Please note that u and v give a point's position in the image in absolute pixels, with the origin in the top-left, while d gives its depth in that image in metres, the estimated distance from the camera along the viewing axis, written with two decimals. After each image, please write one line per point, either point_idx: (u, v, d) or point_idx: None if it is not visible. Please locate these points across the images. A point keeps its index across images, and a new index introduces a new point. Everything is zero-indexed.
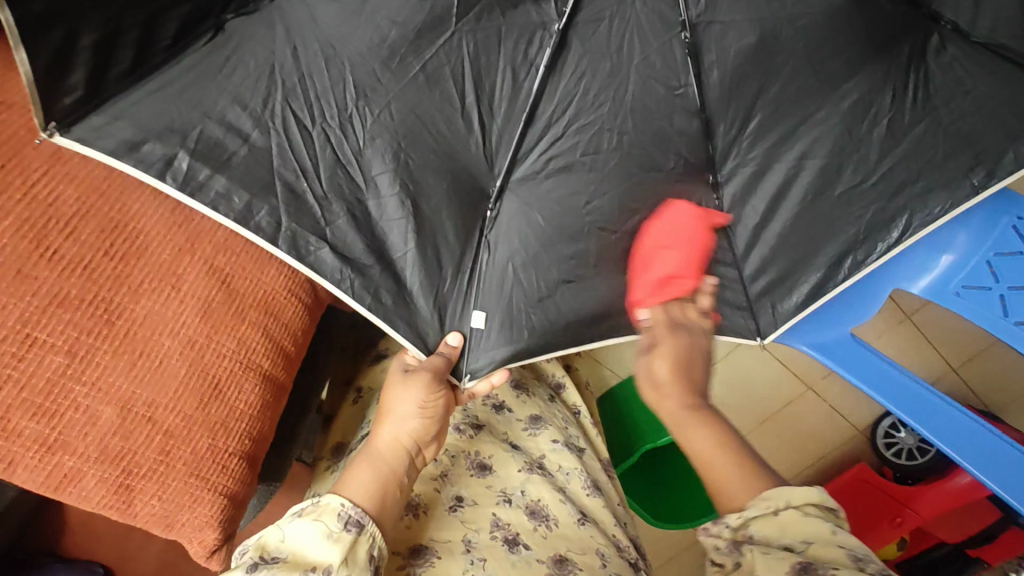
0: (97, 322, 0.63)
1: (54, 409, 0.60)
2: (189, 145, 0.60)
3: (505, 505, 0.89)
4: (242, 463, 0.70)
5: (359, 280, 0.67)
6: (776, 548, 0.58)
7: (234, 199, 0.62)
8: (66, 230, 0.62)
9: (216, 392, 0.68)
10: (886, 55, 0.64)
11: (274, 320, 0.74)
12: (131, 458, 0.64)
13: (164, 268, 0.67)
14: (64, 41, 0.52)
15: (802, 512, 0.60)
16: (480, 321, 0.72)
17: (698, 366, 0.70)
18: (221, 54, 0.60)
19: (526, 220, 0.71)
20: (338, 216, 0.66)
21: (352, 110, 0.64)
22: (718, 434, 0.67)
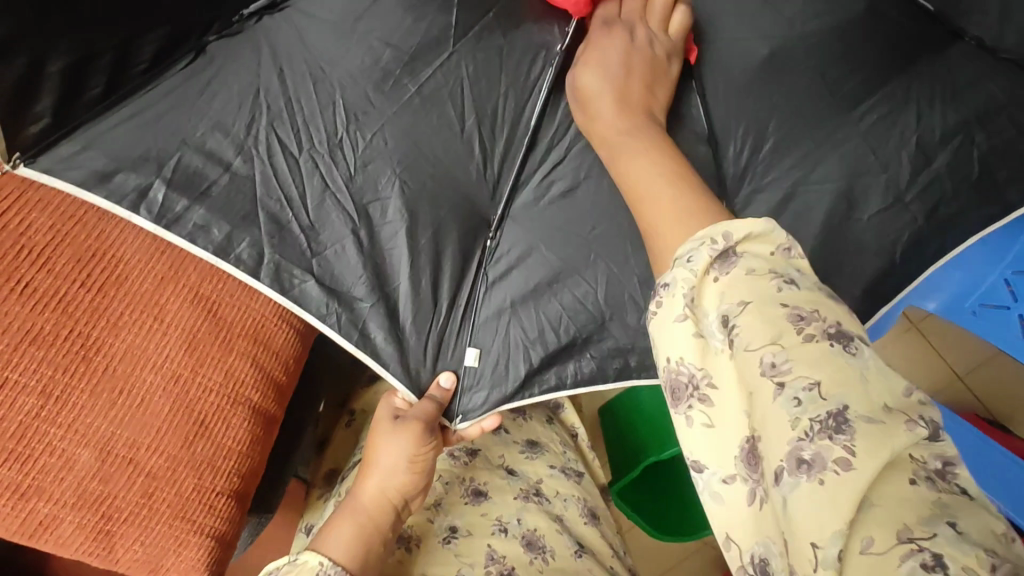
0: (71, 356, 0.57)
1: (27, 454, 0.55)
2: (166, 174, 0.54)
3: (500, 535, 0.83)
4: (232, 503, 0.64)
5: (346, 315, 0.60)
6: (710, 350, 0.41)
7: (212, 231, 0.56)
8: (38, 261, 0.57)
9: (203, 429, 0.62)
10: (901, 74, 0.58)
11: (263, 349, 0.67)
12: (112, 503, 0.58)
13: (144, 296, 0.61)
14: (28, 68, 0.47)
15: (742, 276, 0.41)
16: (475, 359, 0.64)
17: (641, 70, 0.60)
18: (202, 78, 0.56)
19: (530, 252, 0.64)
20: (326, 248, 0.60)
21: (343, 135, 0.59)
22: (659, 160, 0.54)
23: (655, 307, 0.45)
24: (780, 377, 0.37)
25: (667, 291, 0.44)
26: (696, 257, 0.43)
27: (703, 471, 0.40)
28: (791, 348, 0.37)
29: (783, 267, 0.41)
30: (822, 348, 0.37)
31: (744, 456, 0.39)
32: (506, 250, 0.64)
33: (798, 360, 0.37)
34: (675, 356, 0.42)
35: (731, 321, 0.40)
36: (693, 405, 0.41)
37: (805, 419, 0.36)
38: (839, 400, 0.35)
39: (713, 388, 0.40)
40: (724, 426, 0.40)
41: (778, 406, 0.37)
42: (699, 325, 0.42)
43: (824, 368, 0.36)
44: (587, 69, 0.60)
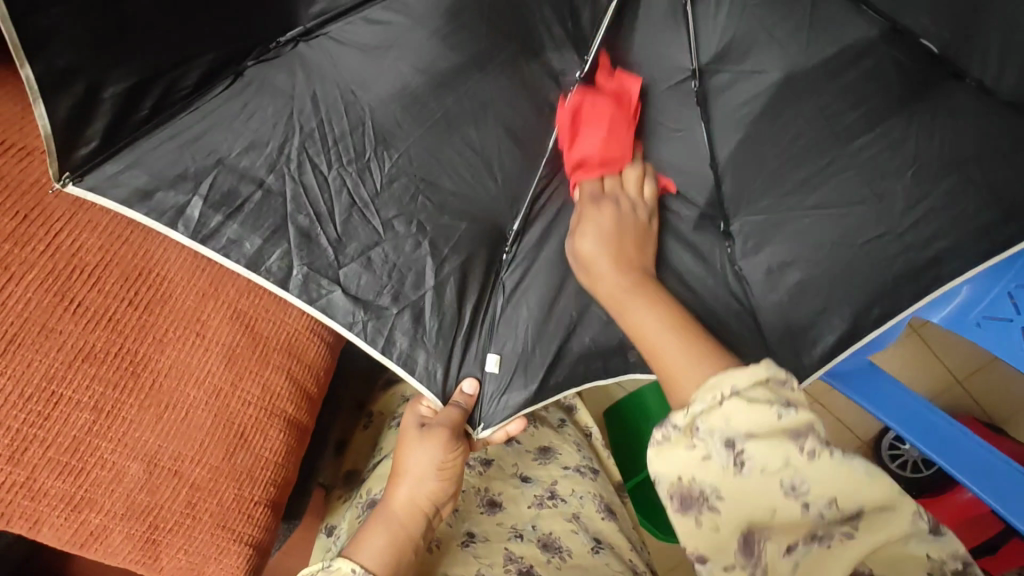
0: (123, 374, 0.65)
1: (79, 466, 0.62)
2: (202, 193, 0.57)
3: (517, 540, 0.87)
4: (267, 510, 0.71)
5: (372, 323, 0.63)
6: (721, 470, 0.48)
7: (245, 244, 0.59)
8: (90, 282, 0.65)
9: (242, 441, 0.69)
10: (905, 110, 0.60)
11: (296, 362, 0.74)
12: (159, 513, 0.65)
13: (188, 315, 0.68)
14: (85, 95, 0.51)
15: (744, 407, 0.48)
16: (495, 365, 0.67)
17: (632, 234, 0.64)
18: (239, 100, 0.58)
19: (545, 260, 0.68)
20: (351, 260, 0.63)
21: (370, 156, 0.62)
22: (660, 313, 0.60)
23: (660, 436, 0.51)
24: (802, 498, 0.46)
25: (677, 429, 0.50)
26: (700, 404, 0.50)
27: (706, 561, 0.49)
28: (804, 469, 0.46)
29: (774, 393, 0.49)
30: (827, 459, 0.46)
31: (741, 547, 0.48)
32: (523, 261, 0.68)
33: (815, 487, 0.46)
34: (687, 473, 0.49)
35: (738, 448, 0.47)
36: (701, 512, 0.49)
37: (826, 520, 0.46)
38: (826, 496, 0.46)
39: (720, 499, 0.48)
40: (726, 527, 0.48)
41: (804, 517, 0.46)
42: (703, 449, 0.48)
43: (830, 482, 0.46)
44: (585, 236, 0.64)
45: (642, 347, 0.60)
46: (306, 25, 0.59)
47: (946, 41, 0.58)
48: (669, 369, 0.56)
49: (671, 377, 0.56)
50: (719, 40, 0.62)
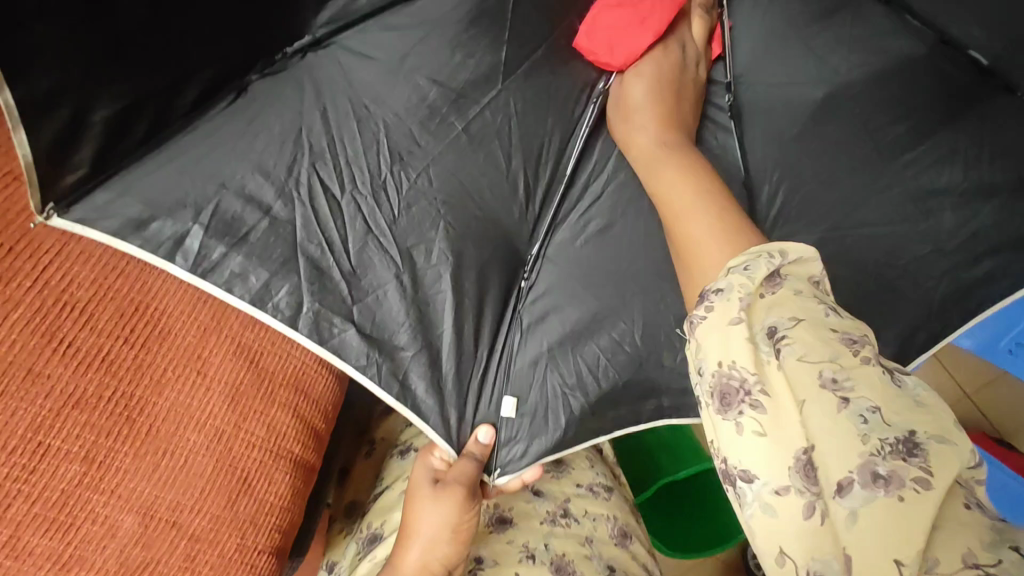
0: (116, 420, 0.58)
1: (68, 522, 0.55)
2: (203, 221, 0.51)
3: (529, 562, 0.81)
4: (272, 561, 0.63)
5: (387, 365, 0.55)
6: (757, 360, 0.38)
7: (250, 278, 0.52)
8: (80, 319, 0.58)
9: (246, 486, 0.62)
10: (952, 122, 0.56)
11: (305, 398, 0.68)
12: (154, 570, 0.57)
13: (188, 351, 0.62)
14: (72, 120, 0.44)
15: (791, 295, 0.40)
16: (512, 409, 0.60)
17: (688, 90, 0.63)
18: (244, 118, 0.53)
19: (567, 291, 0.62)
20: (366, 294, 0.56)
21: (386, 176, 0.57)
22: (695, 178, 0.54)
23: (701, 310, 0.42)
24: (843, 393, 0.36)
25: (721, 296, 0.41)
26: (750, 270, 0.42)
27: (753, 481, 0.37)
28: (852, 367, 0.36)
29: (822, 298, 0.40)
30: (875, 373, 0.36)
31: (801, 468, 0.35)
32: (545, 289, 0.62)
33: (858, 385, 0.36)
34: (727, 361, 0.39)
35: (780, 334, 0.38)
36: (744, 412, 0.38)
37: (874, 438, 0.34)
38: (905, 426, 0.34)
39: (765, 393, 0.37)
40: (776, 435, 0.36)
41: (842, 418, 0.35)
42: (742, 335, 0.39)
43: (886, 394, 0.35)
44: (631, 83, 0.62)
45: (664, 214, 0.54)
46: (315, 34, 0.56)
47: (997, 54, 0.56)
48: (686, 235, 0.50)
49: (682, 237, 0.51)
50: (747, 47, 0.63)
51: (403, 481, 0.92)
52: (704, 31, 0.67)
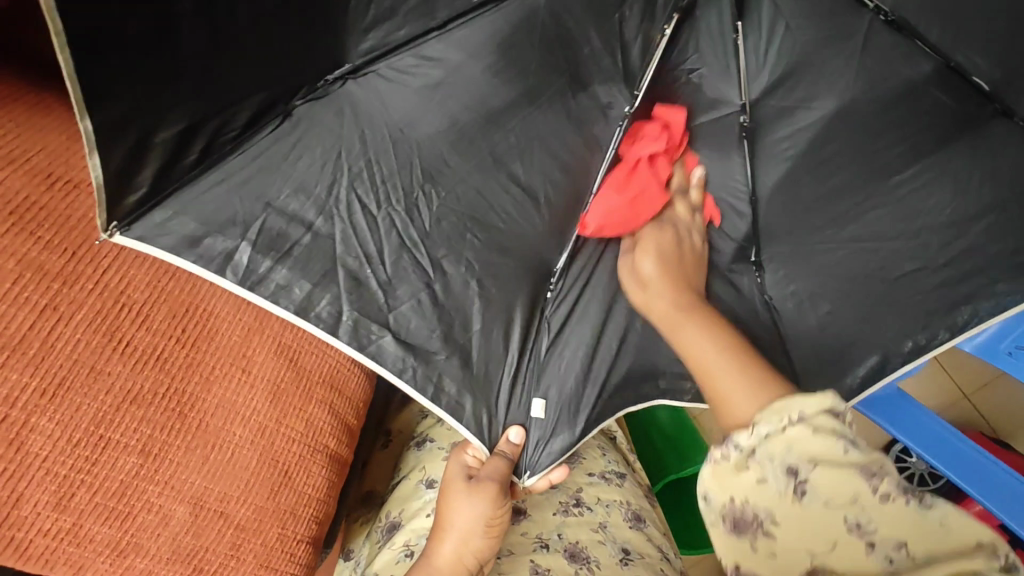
0: (169, 415, 0.63)
1: (126, 511, 0.60)
2: (251, 237, 0.55)
3: (543, 551, 0.86)
4: (309, 549, 0.69)
5: (421, 368, 0.61)
6: (779, 497, 0.43)
7: (293, 289, 0.57)
8: (138, 320, 0.63)
9: (286, 479, 0.68)
10: (943, 149, 0.58)
11: (339, 395, 0.73)
12: (203, 555, 0.63)
13: (234, 351, 0.67)
14: (138, 143, 0.48)
15: (807, 434, 0.43)
16: (541, 411, 0.65)
17: (688, 258, 0.65)
18: (289, 140, 0.56)
19: (588, 300, 0.68)
20: (401, 303, 0.61)
21: (418, 195, 0.61)
22: (714, 332, 0.58)
23: (717, 454, 0.47)
24: (869, 536, 0.41)
25: (739, 449, 0.46)
26: (766, 427, 0.45)
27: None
28: (872, 509, 0.41)
29: (842, 428, 0.44)
30: (903, 508, 0.41)
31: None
32: (568, 301, 0.67)
33: (881, 525, 0.41)
34: (738, 496, 0.45)
35: (801, 476, 0.42)
36: (758, 537, 0.44)
37: (897, 570, 0.40)
38: (896, 536, 0.40)
39: (776, 526, 0.43)
40: (784, 558, 0.43)
41: (869, 558, 0.41)
42: (760, 470, 0.44)
43: (897, 523, 0.41)
44: (642, 258, 0.64)
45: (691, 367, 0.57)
46: (354, 63, 0.56)
47: (997, 80, 0.54)
48: (721, 392, 0.53)
49: (720, 397, 0.53)
50: (766, 73, 0.60)
51: (419, 472, 0.96)
52: (689, 209, 0.67)
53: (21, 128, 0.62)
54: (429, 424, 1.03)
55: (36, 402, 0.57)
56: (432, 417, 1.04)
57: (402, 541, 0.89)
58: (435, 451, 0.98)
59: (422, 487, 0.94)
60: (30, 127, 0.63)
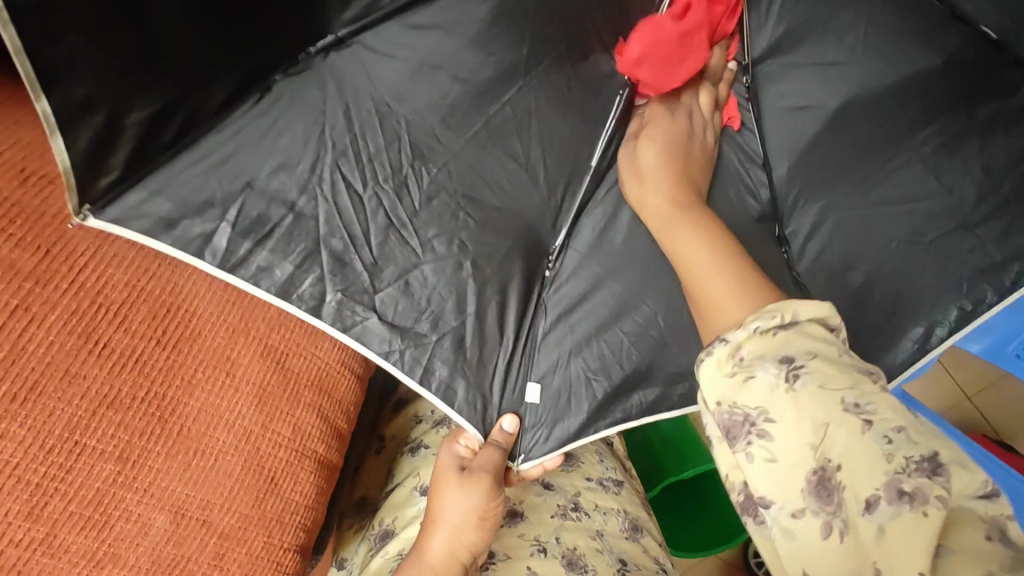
0: (148, 421, 0.59)
1: (102, 521, 0.55)
2: (231, 219, 0.51)
3: (540, 556, 0.82)
4: (296, 559, 0.64)
5: (410, 352, 0.56)
6: (771, 390, 0.38)
7: (275, 272, 0.52)
8: (116, 320, 0.59)
9: (272, 486, 0.63)
10: (965, 102, 0.57)
11: (329, 400, 0.69)
12: (186, 566, 0.58)
13: (218, 354, 0.63)
14: (106, 125, 0.44)
15: (798, 335, 0.40)
16: (536, 395, 0.61)
17: (696, 152, 0.63)
18: (267, 118, 0.53)
19: (591, 280, 0.63)
20: (387, 285, 0.57)
21: (407, 172, 0.57)
22: (709, 238, 0.54)
23: (705, 355, 0.43)
24: (868, 417, 0.36)
25: (728, 344, 0.42)
26: (757, 323, 0.42)
27: (770, 506, 0.37)
28: (872, 394, 0.37)
29: (837, 344, 0.41)
30: (902, 401, 0.37)
31: (814, 489, 0.36)
32: (566, 277, 0.63)
33: (881, 409, 0.36)
34: (727, 398, 0.40)
35: (796, 363, 0.38)
36: (751, 442, 0.38)
37: (901, 458, 0.34)
38: (925, 444, 0.35)
39: (771, 423, 0.38)
40: (787, 459, 0.37)
41: (868, 441, 0.35)
42: (749, 369, 0.40)
43: (896, 407, 0.36)
44: (644, 148, 0.62)
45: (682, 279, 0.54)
46: (338, 34, 0.56)
47: (1007, 29, 0.56)
48: (703, 303, 0.50)
49: (704, 304, 0.50)
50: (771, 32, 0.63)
51: (414, 478, 0.93)
52: (712, 102, 0.66)
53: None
54: (424, 429, 1.00)
55: (6, 406, 0.53)
56: (428, 422, 1.00)
57: (396, 551, 0.86)
58: (430, 457, 0.95)
59: (416, 495, 0.91)
60: (8, 118, 0.59)
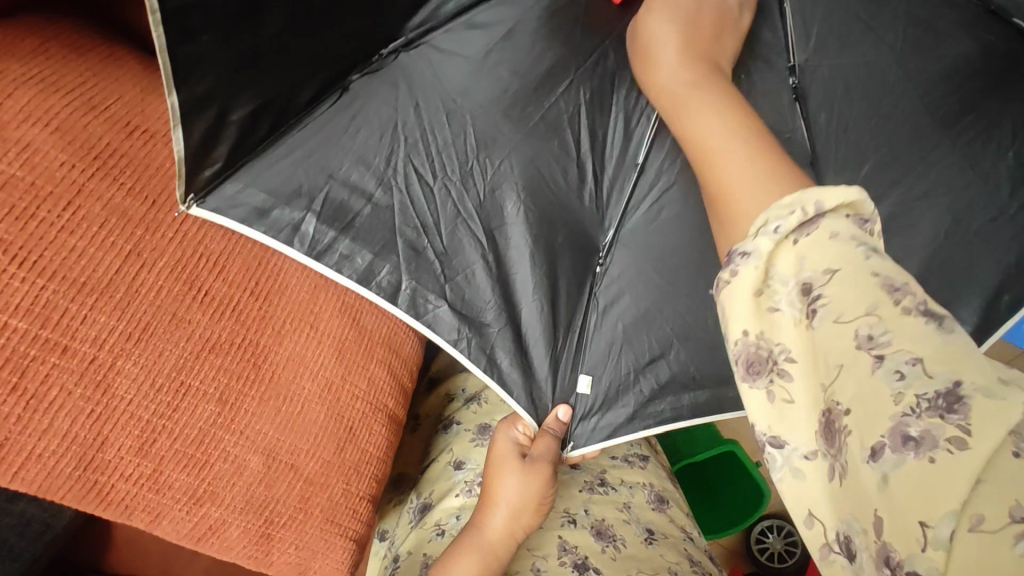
0: (244, 366, 0.61)
1: (204, 460, 0.58)
2: (316, 209, 0.55)
3: (570, 526, 0.87)
4: (368, 506, 0.70)
5: (475, 339, 0.62)
6: (789, 321, 0.39)
7: (356, 259, 0.57)
8: (215, 270, 0.60)
9: (351, 435, 0.67)
10: (1002, 90, 0.61)
11: (397, 356, 0.72)
12: (273, 507, 0.62)
13: (303, 308, 0.65)
14: (217, 118, 0.48)
15: (824, 238, 0.39)
16: (587, 386, 0.68)
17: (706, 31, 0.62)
18: (346, 114, 0.57)
19: (638, 273, 0.69)
20: (457, 275, 0.62)
21: (473, 165, 0.62)
22: (724, 117, 0.54)
23: (727, 275, 0.42)
24: (879, 351, 0.34)
25: (748, 257, 0.41)
26: (777, 224, 0.41)
27: (784, 446, 0.39)
28: (891, 319, 0.35)
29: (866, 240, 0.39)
30: (916, 324, 0.34)
31: (824, 429, 0.37)
32: (617, 271, 0.69)
33: (898, 339, 0.34)
34: (754, 329, 0.40)
35: (815, 292, 0.38)
36: (772, 381, 0.39)
37: (910, 394, 0.33)
38: (945, 377, 0.32)
39: (790, 360, 0.38)
40: (802, 400, 0.38)
41: (876, 382, 0.34)
42: (771, 297, 0.40)
43: (911, 333, 0.34)
44: (655, 16, 0.62)
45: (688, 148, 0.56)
46: (408, 36, 0.60)
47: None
48: (724, 186, 0.50)
49: (733, 213, 0.48)
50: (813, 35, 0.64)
51: (447, 454, 0.99)
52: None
53: (97, 77, 0.57)
54: (456, 408, 1.05)
55: (122, 345, 0.54)
56: (459, 401, 1.06)
57: (433, 520, 0.91)
58: (462, 433, 1.01)
59: (451, 469, 0.97)
60: (107, 74, 0.58)
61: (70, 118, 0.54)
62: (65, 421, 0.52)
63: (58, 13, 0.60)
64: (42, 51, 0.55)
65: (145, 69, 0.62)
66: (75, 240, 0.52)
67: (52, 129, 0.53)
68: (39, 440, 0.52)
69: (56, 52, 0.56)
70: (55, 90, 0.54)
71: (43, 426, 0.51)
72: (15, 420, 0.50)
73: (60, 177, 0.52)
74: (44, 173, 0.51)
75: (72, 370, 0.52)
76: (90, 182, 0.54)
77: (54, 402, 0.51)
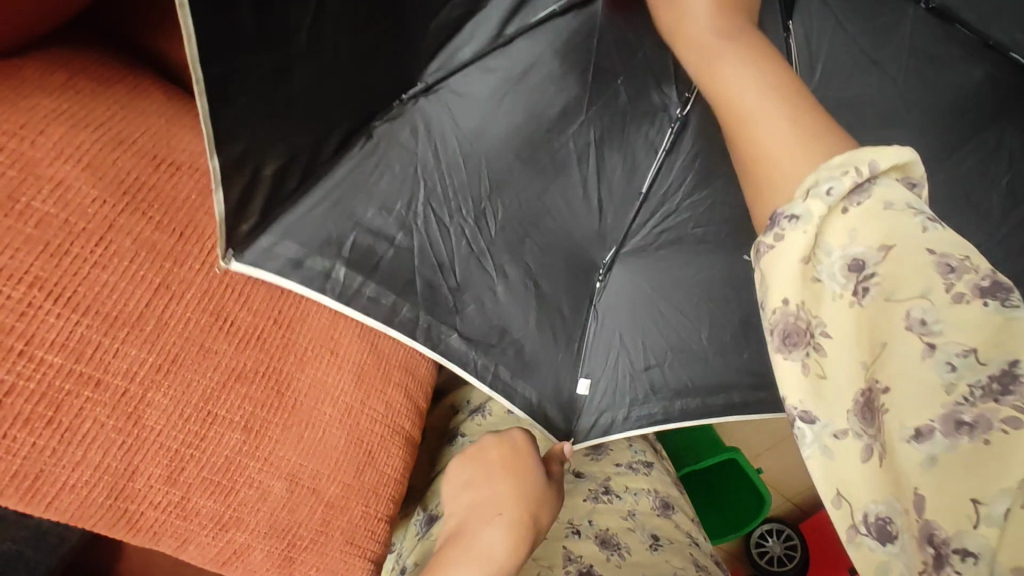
0: (269, 393, 0.63)
1: (230, 487, 0.61)
2: (345, 255, 0.57)
3: (575, 537, 0.89)
4: (385, 527, 0.73)
5: (482, 359, 0.67)
6: (834, 298, 0.42)
7: (382, 302, 0.59)
8: (241, 299, 0.62)
9: (370, 458, 0.70)
10: (996, 122, 0.65)
11: (413, 379, 0.76)
12: (296, 531, 0.65)
13: (324, 334, 0.68)
14: (251, 176, 0.49)
15: (878, 208, 0.42)
16: (586, 389, 0.75)
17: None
18: (371, 160, 0.59)
19: (637, 290, 0.74)
20: (468, 305, 0.66)
21: (485, 204, 0.65)
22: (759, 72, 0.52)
23: (772, 237, 0.45)
24: (930, 338, 0.38)
25: (795, 221, 0.43)
26: (829, 183, 0.43)
27: (815, 422, 0.42)
28: (942, 308, 0.38)
29: (919, 203, 0.42)
30: (970, 309, 0.37)
31: (860, 409, 0.41)
32: (615, 284, 0.74)
33: (947, 327, 0.38)
34: (795, 300, 0.43)
35: (866, 271, 0.41)
36: (809, 353, 0.43)
37: (960, 381, 0.37)
38: (1001, 361, 0.36)
39: (827, 337, 0.42)
40: (837, 377, 0.42)
41: (929, 366, 0.38)
42: (815, 267, 0.43)
43: (963, 319, 0.37)
44: None
45: (723, 110, 0.53)
46: (427, 81, 0.61)
47: None
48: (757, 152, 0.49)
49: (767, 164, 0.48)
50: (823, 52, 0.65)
51: None
52: None
53: (124, 111, 0.59)
54: (462, 419, 1.09)
55: (153, 376, 0.57)
56: (465, 412, 1.09)
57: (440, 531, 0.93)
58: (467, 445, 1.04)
59: None
60: (133, 108, 0.60)
61: (100, 152, 0.56)
62: (97, 452, 0.54)
63: (87, 47, 0.62)
64: (70, 86, 0.57)
65: (168, 100, 0.64)
66: (107, 275, 0.55)
67: (83, 166, 0.54)
68: (73, 471, 0.54)
69: (84, 86, 0.58)
70: (84, 125, 0.56)
71: (77, 458, 0.54)
72: (50, 453, 0.52)
73: (92, 213, 0.54)
74: (77, 210, 0.53)
75: (105, 403, 0.54)
76: (120, 218, 0.56)
77: (87, 434, 0.54)
